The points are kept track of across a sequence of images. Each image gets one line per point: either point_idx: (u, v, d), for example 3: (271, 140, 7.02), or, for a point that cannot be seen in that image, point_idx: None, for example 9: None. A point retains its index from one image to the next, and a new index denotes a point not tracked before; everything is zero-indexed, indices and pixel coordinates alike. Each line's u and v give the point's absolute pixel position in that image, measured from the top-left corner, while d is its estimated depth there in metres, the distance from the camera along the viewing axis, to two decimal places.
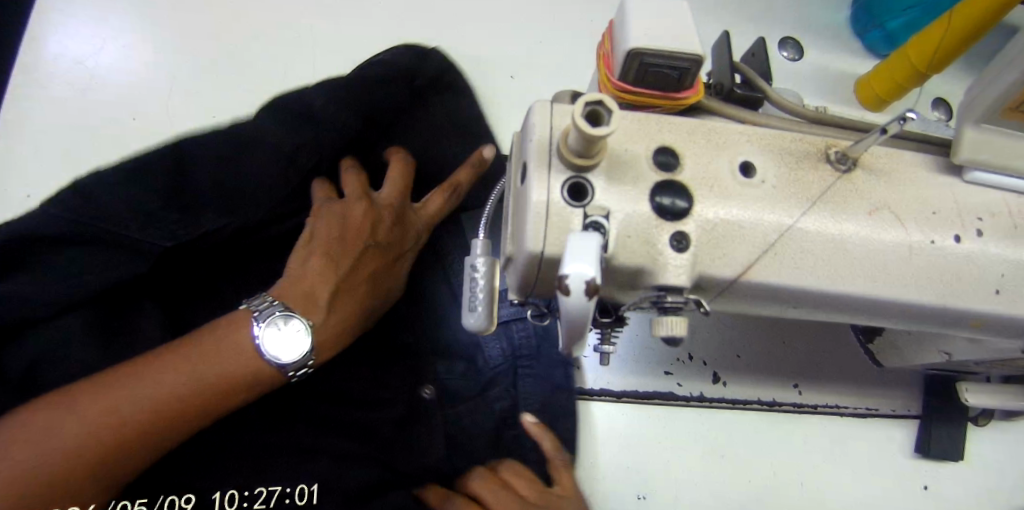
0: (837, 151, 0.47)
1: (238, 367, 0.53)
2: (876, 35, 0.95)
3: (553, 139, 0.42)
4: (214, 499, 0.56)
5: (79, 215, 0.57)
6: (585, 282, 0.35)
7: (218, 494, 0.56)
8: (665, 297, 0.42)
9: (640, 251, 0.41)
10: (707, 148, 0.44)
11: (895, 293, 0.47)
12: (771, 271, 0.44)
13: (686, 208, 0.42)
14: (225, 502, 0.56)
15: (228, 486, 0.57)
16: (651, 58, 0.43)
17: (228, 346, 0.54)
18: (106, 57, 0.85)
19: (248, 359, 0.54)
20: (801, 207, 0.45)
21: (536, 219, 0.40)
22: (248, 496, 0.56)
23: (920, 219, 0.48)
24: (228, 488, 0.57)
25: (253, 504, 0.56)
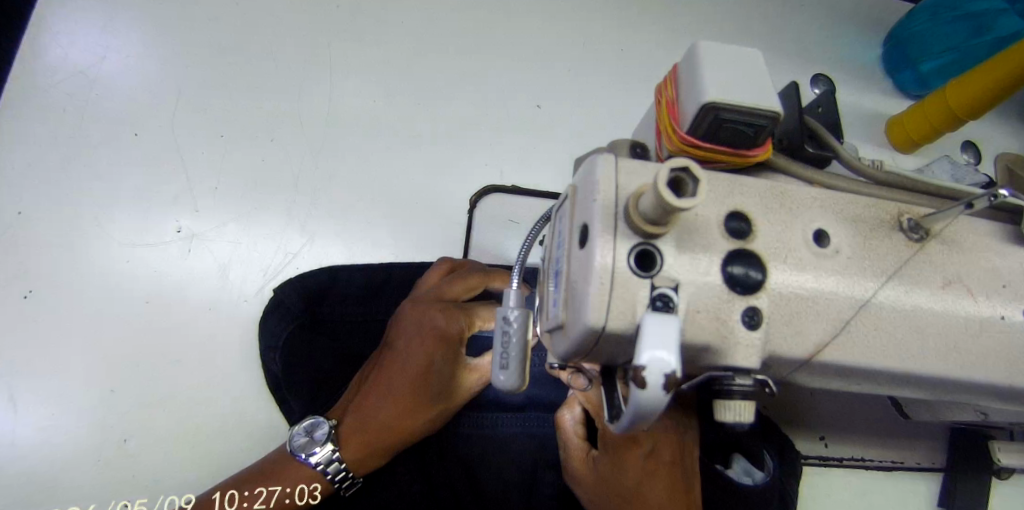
0: (910, 219, 0.44)
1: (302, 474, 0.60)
2: (907, 77, 0.93)
3: (620, 200, 0.38)
4: (216, 499, 0.59)
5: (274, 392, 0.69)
6: (665, 375, 0.32)
7: (219, 495, 0.59)
8: (733, 380, 0.38)
9: (709, 327, 0.38)
10: (779, 214, 0.41)
11: (967, 372, 0.44)
12: (846, 351, 0.40)
13: (759, 280, 0.39)
14: (225, 502, 0.59)
15: (227, 487, 0.60)
16: (726, 114, 0.40)
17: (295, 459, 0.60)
18: (107, 72, 0.80)
19: (307, 470, 0.59)
20: (877, 281, 0.41)
21: (599, 291, 0.37)
22: (248, 496, 0.59)
23: (994, 293, 0.45)
24: (227, 489, 0.60)
25: (254, 504, 0.59)
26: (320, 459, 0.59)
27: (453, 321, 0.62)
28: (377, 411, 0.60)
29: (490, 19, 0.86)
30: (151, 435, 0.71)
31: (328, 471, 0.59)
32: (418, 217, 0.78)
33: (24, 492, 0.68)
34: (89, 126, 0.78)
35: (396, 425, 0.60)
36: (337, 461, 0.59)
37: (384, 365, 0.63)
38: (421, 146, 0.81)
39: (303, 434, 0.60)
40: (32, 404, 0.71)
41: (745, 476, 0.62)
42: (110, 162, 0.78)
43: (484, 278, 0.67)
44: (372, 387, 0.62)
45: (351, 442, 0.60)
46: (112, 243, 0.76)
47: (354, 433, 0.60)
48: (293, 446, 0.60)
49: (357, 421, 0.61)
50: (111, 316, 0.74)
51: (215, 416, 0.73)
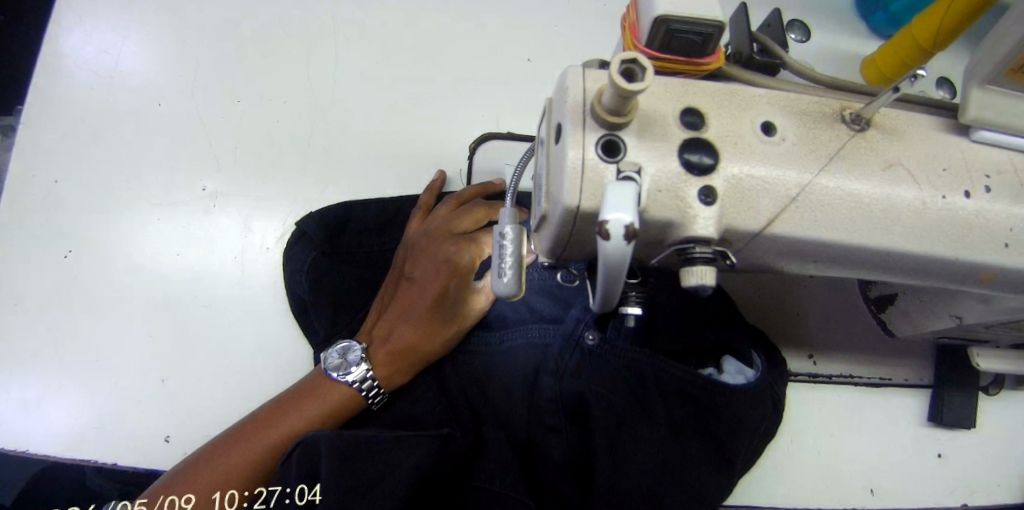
0: (852, 113, 0.50)
1: (337, 395, 0.67)
2: (880, 18, 0.98)
3: (587, 100, 0.44)
4: (215, 500, 0.62)
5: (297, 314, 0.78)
6: (625, 227, 0.38)
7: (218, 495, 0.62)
8: (695, 248, 0.44)
9: (670, 205, 0.44)
10: (729, 109, 0.47)
11: (910, 245, 0.50)
12: (794, 225, 0.46)
13: (712, 164, 0.45)
14: (225, 501, 0.62)
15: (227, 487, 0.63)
16: (676, 25, 0.46)
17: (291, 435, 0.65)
18: (131, 50, 0.88)
19: (342, 388, 0.67)
20: (819, 164, 0.47)
21: (572, 175, 0.43)
22: (248, 496, 0.64)
23: (932, 176, 0.50)
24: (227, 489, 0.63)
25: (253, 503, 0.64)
26: (354, 378, 0.67)
27: (464, 253, 0.70)
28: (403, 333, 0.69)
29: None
30: (189, 374, 0.79)
31: (363, 387, 0.67)
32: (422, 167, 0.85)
33: (79, 426, 0.76)
34: (117, 100, 0.86)
35: (420, 343, 0.69)
36: (369, 380, 0.67)
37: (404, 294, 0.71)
38: (421, 102, 0.87)
39: (337, 356, 0.69)
40: (81, 351, 0.79)
41: (739, 376, 0.67)
42: (138, 132, 0.85)
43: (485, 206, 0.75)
44: (396, 312, 0.70)
45: (381, 362, 0.68)
46: (144, 206, 0.83)
47: (383, 351, 0.69)
48: (327, 367, 0.68)
49: (385, 343, 0.69)
50: (146, 270, 0.82)
51: (245, 355, 0.80)
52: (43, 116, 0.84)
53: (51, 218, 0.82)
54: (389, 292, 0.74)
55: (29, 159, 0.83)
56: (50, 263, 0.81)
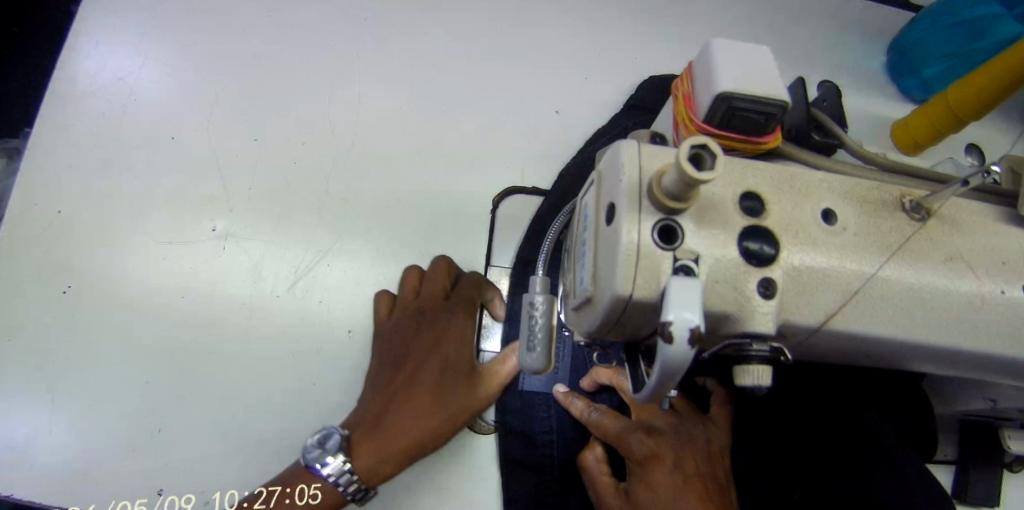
0: (912, 200, 0.47)
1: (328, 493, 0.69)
2: (911, 82, 0.97)
3: (644, 180, 0.42)
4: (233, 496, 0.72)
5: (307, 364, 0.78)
6: (690, 329, 0.35)
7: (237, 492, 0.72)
8: (751, 345, 0.41)
9: (727, 296, 0.41)
10: (789, 194, 0.44)
11: (971, 343, 0.47)
12: (855, 321, 0.43)
13: (773, 254, 0.42)
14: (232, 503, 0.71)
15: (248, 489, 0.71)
16: (739, 102, 0.43)
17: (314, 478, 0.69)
18: (147, 79, 0.85)
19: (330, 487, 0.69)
20: (882, 256, 0.45)
21: (626, 261, 0.40)
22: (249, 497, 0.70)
23: (992, 269, 0.48)
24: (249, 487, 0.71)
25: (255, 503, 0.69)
26: (333, 471, 0.68)
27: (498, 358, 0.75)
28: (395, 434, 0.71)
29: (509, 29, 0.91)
30: (187, 423, 0.75)
31: (339, 483, 0.68)
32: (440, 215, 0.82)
33: (65, 478, 0.71)
34: (129, 131, 0.83)
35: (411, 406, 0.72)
36: (348, 474, 0.69)
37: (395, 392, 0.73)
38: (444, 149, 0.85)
39: (316, 447, 0.70)
40: (73, 395, 0.74)
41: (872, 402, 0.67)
42: (148, 167, 0.82)
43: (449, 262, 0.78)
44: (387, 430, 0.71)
45: (364, 454, 0.70)
46: (151, 243, 0.80)
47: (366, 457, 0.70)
48: (310, 460, 0.69)
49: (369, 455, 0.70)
50: (148, 312, 0.78)
51: (247, 406, 0.76)
52: (48, 143, 0.81)
53: (51, 251, 0.78)
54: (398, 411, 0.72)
55: (32, 188, 0.79)
56: (46, 299, 0.76)
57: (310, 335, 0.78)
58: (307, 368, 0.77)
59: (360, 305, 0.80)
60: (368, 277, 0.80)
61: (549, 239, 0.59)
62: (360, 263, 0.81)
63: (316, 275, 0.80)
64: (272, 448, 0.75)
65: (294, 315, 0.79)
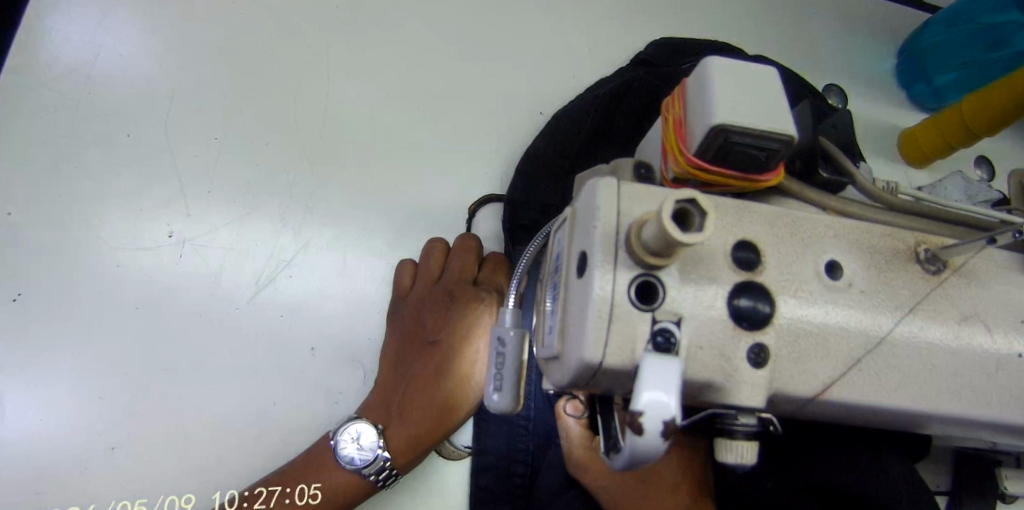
0: (928, 250, 0.42)
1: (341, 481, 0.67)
2: (921, 90, 0.91)
3: (622, 227, 0.36)
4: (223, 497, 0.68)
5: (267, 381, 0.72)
6: (664, 422, 0.30)
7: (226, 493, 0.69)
8: (737, 420, 0.36)
9: (712, 364, 0.36)
10: (790, 243, 0.39)
11: (984, 413, 0.42)
12: (857, 390, 0.38)
13: (768, 314, 0.37)
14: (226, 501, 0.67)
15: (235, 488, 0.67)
16: (737, 137, 0.37)
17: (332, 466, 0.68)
18: (103, 68, 0.79)
19: (347, 475, 0.67)
20: (891, 316, 0.39)
21: (597, 325, 0.35)
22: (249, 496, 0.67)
23: (1011, 328, 0.43)
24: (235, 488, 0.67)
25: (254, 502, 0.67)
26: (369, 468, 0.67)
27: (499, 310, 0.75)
28: (423, 413, 0.70)
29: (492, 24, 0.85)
30: (141, 442, 0.70)
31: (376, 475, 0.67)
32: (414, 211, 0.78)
33: (10, 503, 0.67)
34: (82, 124, 0.77)
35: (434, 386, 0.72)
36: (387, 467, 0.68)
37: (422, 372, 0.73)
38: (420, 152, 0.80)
39: (351, 440, 0.68)
40: (16, 412, 0.69)
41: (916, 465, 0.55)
42: (103, 164, 0.76)
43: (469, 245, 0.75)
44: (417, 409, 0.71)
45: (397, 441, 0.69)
46: (103, 247, 0.74)
47: (401, 435, 0.69)
48: (342, 455, 0.68)
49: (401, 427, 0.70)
50: (100, 321, 0.72)
51: (206, 424, 0.71)
52: None
53: None
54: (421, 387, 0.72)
55: None
56: None
57: (272, 347, 0.73)
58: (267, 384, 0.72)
59: (325, 318, 0.75)
60: (335, 287, 0.75)
61: (525, 260, 0.53)
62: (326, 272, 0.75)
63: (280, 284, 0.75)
64: (230, 470, 0.70)
65: (255, 328, 0.73)
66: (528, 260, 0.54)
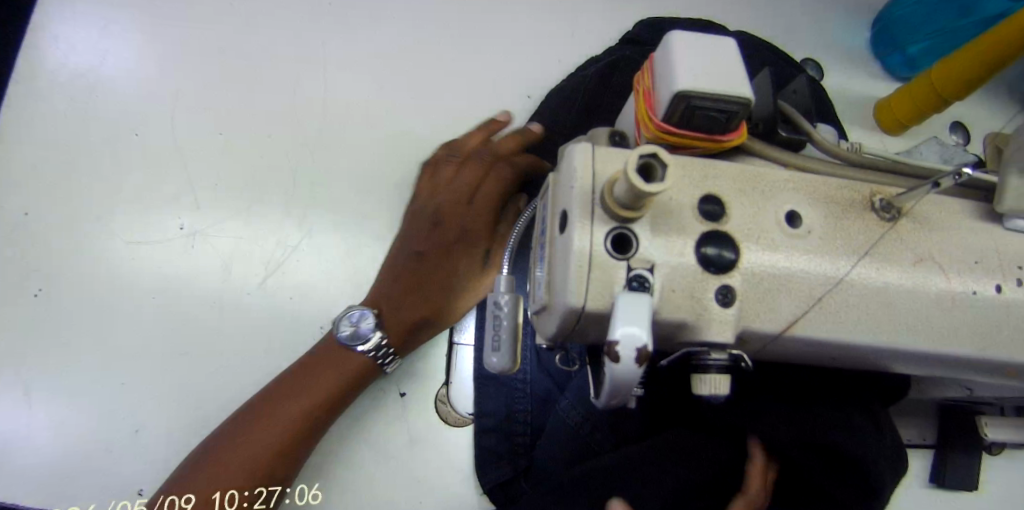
0: (882, 199, 0.46)
1: (351, 364, 0.68)
2: (896, 59, 0.94)
3: (597, 186, 0.40)
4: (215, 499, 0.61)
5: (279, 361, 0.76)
6: (637, 349, 0.34)
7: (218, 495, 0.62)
8: (709, 355, 0.40)
9: (684, 306, 0.40)
10: (752, 196, 0.43)
11: (940, 347, 0.45)
12: (819, 327, 0.42)
13: (733, 259, 0.41)
14: (225, 501, 0.62)
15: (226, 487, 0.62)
16: (699, 102, 0.41)
17: (338, 350, 0.69)
18: (109, 73, 0.84)
19: (358, 358, 0.68)
20: (848, 258, 0.43)
21: (578, 273, 0.39)
22: (248, 496, 0.63)
23: (965, 269, 0.46)
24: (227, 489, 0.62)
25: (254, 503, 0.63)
26: (370, 347, 0.68)
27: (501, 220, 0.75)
28: (426, 302, 0.71)
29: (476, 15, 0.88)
30: (162, 421, 0.74)
31: (378, 355, 0.69)
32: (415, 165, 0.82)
33: (42, 483, 0.71)
34: (93, 126, 0.82)
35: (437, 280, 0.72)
36: (384, 347, 0.69)
37: (434, 267, 0.72)
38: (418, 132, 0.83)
39: (351, 324, 0.69)
40: (46, 399, 0.73)
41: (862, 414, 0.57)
42: (114, 163, 0.81)
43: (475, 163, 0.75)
44: (417, 292, 0.71)
45: (393, 327, 0.69)
46: (118, 241, 0.79)
47: (395, 320, 0.70)
48: (344, 339, 0.68)
49: (398, 313, 0.70)
50: (119, 310, 0.77)
51: (222, 404, 0.75)
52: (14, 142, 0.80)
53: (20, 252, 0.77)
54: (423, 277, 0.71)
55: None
56: (16, 302, 0.76)
57: (281, 328, 0.78)
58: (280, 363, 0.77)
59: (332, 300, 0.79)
60: (340, 270, 0.79)
61: (516, 231, 0.57)
62: (330, 256, 0.80)
63: (287, 269, 0.79)
64: None
65: (267, 312, 0.78)
66: (519, 231, 0.58)
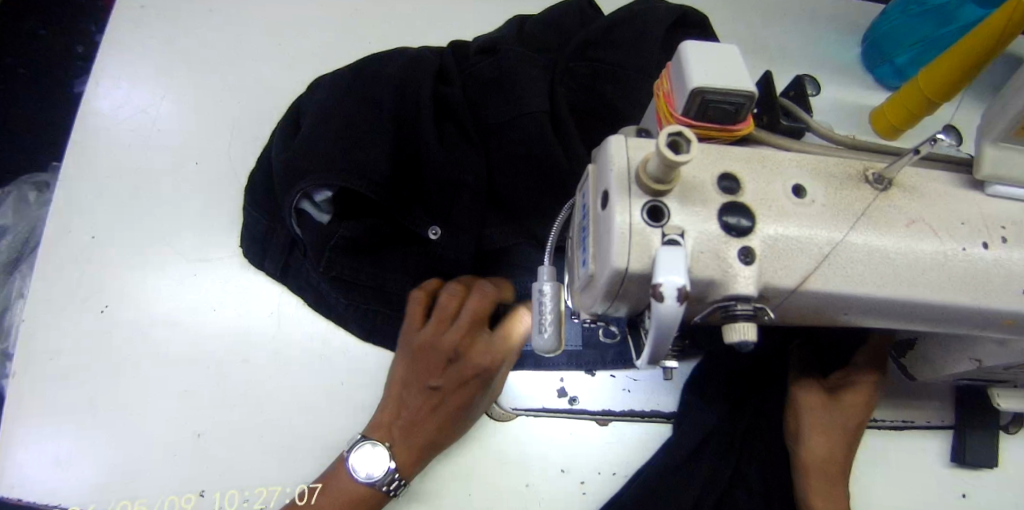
0: (875, 173, 0.53)
1: (355, 492, 0.72)
2: (886, 70, 1.03)
3: (631, 168, 0.47)
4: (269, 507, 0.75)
5: (331, 364, 0.84)
6: (678, 289, 0.41)
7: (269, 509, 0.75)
8: (736, 305, 0.47)
9: (711, 264, 0.47)
10: (763, 174, 0.50)
11: (936, 298, 0.52)
12: (828, 281, 0.49)
13: (749, 225, 0.48)
14: None
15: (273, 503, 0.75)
16: (711, 96, 0.49)
17: (343, 472, 0.74)
18: (170, 114, 0.94)
19: (364, 486, 0.72)
20: (849, 222, 0.50)
21: (621, 239, 0.46)
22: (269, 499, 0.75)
23: (953, 229, 0.53)
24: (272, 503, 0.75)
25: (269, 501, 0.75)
26: (382, 480, 0.73)
27: (479, 347, 0.74)
28: (428, 428, 0.75)
29: (368, 81, 0.78)
30: (224, 425, 0.80)
31: (388, 487, 0.73)
32: (389, 270, 0.79)
33: (114, 485, 0.77)
34: (158, 161, 0.91)
35: (430, 409, 0.75)
36: (397, 481, 0.73)
37: (430, 401, 0.75)
38: (384, 227, 0.78)
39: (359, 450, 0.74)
40: (118, 407, 0.80)
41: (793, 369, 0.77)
42: (177, 193, 0.90)
43: (458, 249, 0.79)
44: (417, 416, 0.75)
45: (404, 459, 0.74)
46: (185, 262, 0.87)
47: (405, 454, 0.74)
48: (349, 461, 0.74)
49: (405, 445, 0.75)
50: (184, 323, 0.84)
51: (280, 406, 0.82)
52: (86, 176, 0.89)
53: (92, 274, 0.85)
54: (422, 412, 0.75)
55: (75, 219, 0.87)
56: (89, 319, 0.83)
57: (333, 333, 0.86)
58: (334, 366, 0.84)
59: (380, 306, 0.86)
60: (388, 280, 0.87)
61: (555, 229, 0.64)
62: None
63: None
64: (305, 445, 0.80)
65: (320, 320, 0.86)
66: (558, 227, 0.65)
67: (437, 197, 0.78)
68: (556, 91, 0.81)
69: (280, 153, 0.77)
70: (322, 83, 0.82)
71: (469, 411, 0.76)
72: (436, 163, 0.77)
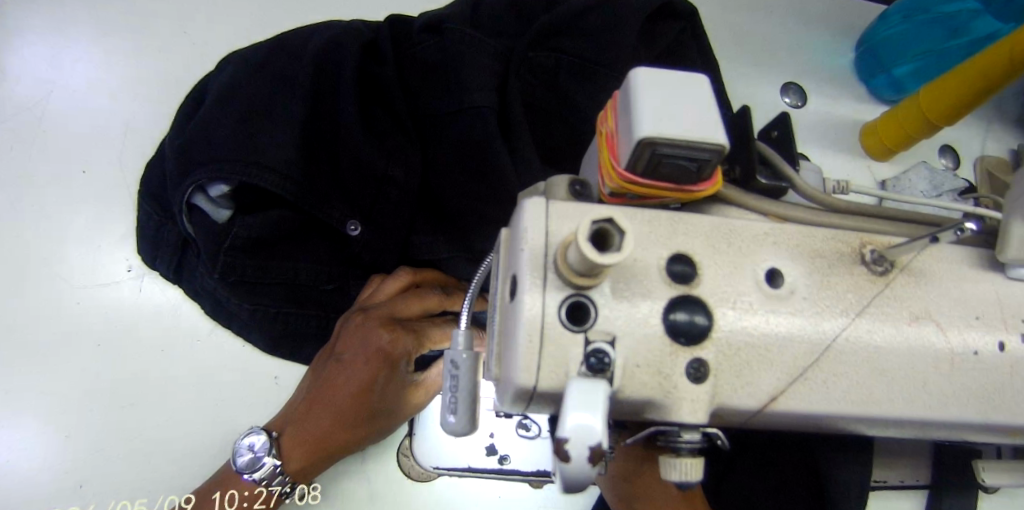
0: (874, 250, 0.41)
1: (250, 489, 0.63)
2: (883, 82, 0.91)
3: (550, 248, 0.35)
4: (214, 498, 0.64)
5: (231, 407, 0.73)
6: (590, 447, 0.29)
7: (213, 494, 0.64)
8: (680, 437, 0.36)
9: (650, 382, 0.35)
10: (731, 256, 0.38)
11: (938, 414, 0.41)
12: (802, 400, 0.38)
13: (706, 326, 0.36)
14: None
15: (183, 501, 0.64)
16: (665, 149, 0.36)
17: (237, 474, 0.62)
18: (51, 103, 0.79)
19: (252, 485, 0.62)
20: (840, 320, 0.39)
21: (528, 349, 0.34)
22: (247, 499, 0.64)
23: (964, 325, 0.42)
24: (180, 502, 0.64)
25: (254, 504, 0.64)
26: (264, 474, 0.62)
27: (399, 343, 0.61)
28: (320, 424, 0.62)
29: (286, 54, 0.62)
30: (104, 478, 0.69)
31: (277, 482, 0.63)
32: (299, 263, 0.65)
33: None
34: (36, 160, 0.77)
35: (328, 404, 0.62)
36: (280, 474, 0.62)
37: (329, 392, 0.62)
38: (293, 220, 0.62)
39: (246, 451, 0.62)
40: None
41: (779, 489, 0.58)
42: (57, 200, 0.77)
43: (382, 254, 0.66)
44: (314, 400, 0.63)
45: (293, 453, 0.62)
46: (63, 283, 0.74)
47: (293, 445, 0.63)
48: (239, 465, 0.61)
49: (295, 435, 0.63)
50: (61, 356, 0.72)
51: (171, 457, 0.70)
52: None
53: None
54: (318, 404, 0.62)
55: None
56: None
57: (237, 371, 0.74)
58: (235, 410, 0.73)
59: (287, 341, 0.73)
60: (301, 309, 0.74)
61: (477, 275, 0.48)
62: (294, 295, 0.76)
63: None
64: None
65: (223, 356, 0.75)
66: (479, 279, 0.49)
67: (359, 193, 0.63)
68: (510, 83, 0.64)
69: (173, 135, 0.62)
70: (226, 61, 0.65)
71: (376, 416, 0.62)
72: (361, 155, 0.62)
